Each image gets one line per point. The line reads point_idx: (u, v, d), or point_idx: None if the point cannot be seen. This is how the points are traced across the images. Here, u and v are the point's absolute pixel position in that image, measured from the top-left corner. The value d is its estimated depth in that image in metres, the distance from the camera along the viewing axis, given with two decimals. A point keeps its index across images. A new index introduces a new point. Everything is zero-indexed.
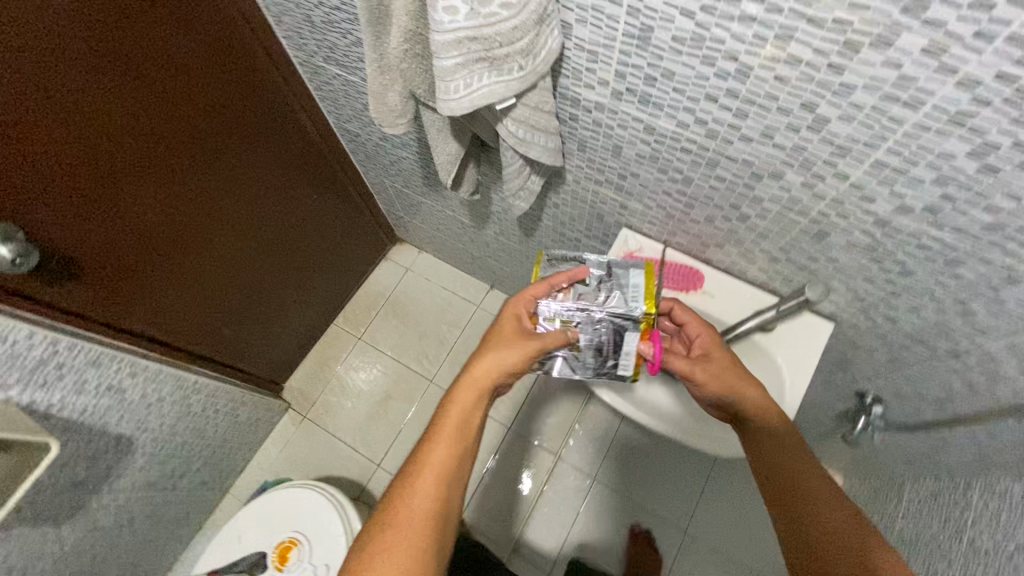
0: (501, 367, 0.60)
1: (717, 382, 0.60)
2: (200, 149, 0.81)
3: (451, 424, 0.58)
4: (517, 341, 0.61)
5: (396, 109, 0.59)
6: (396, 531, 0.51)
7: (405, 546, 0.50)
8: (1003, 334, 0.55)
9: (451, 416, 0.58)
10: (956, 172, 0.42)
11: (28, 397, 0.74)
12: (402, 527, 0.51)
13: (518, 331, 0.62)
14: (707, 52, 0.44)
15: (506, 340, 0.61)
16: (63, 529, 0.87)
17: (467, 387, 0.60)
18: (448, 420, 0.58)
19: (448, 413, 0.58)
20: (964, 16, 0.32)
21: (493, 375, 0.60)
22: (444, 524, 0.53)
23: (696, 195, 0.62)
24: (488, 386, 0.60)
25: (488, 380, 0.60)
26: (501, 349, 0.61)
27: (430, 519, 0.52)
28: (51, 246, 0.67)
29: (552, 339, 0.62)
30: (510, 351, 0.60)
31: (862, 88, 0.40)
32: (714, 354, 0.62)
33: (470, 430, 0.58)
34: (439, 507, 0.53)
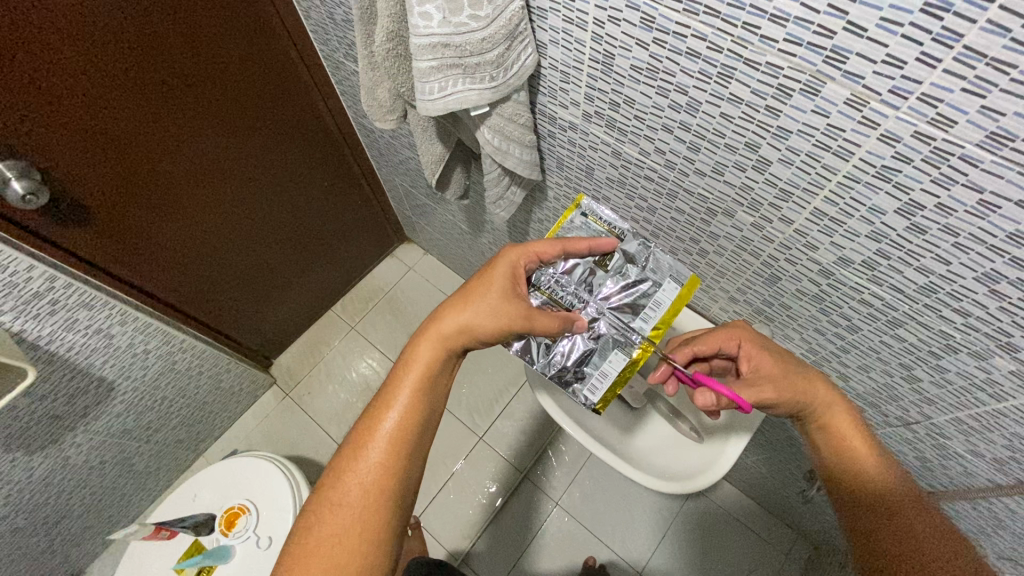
0: (471, 326, 0.57)
1: (793, 393, 0.55)
2: (217, 120, 0.86)
3: (405, 390, 0.56)
4: (495, 301, 0.57)
5: (384, 104, 0.63)
6: (347, 502, 0.51)
7: (355, 519, 0.51)
8: (949, 406, 0.54)
9: (405, 382, 0.56)
10: (888, 229, 0.43)
11: (19, 325, 0.80)
12: (352, 500, 0.51)
13: (503, 294, 0.57)
14: (661, 83, 0.46)
15: (488, 303, 0.57)
16: (33, 458, 0.93)
17: (428, 348, 0.57)
18: (401, 386, 0.56)
19: (403, 377, 0.56)
20: (878, 72, 0.34)
21: (460, 336, 0.57)
22: (397, 495, 0.53)
23: (660, 225, 0.63)
24: (453, 346, 0.58)
25: (453, 341, 0.57)
26: (476, 314, 0.56)
27: (382, 493, 0.52)
28: (62, 192, 0.73)
29: (545, 317, 0.57)
30: (485, 310, 0.56)
31: (797, 133, 0.41)
32: (762, 361, 0.58)
33: (424, 396, 0.56)
34: (392, 478, 0.53)
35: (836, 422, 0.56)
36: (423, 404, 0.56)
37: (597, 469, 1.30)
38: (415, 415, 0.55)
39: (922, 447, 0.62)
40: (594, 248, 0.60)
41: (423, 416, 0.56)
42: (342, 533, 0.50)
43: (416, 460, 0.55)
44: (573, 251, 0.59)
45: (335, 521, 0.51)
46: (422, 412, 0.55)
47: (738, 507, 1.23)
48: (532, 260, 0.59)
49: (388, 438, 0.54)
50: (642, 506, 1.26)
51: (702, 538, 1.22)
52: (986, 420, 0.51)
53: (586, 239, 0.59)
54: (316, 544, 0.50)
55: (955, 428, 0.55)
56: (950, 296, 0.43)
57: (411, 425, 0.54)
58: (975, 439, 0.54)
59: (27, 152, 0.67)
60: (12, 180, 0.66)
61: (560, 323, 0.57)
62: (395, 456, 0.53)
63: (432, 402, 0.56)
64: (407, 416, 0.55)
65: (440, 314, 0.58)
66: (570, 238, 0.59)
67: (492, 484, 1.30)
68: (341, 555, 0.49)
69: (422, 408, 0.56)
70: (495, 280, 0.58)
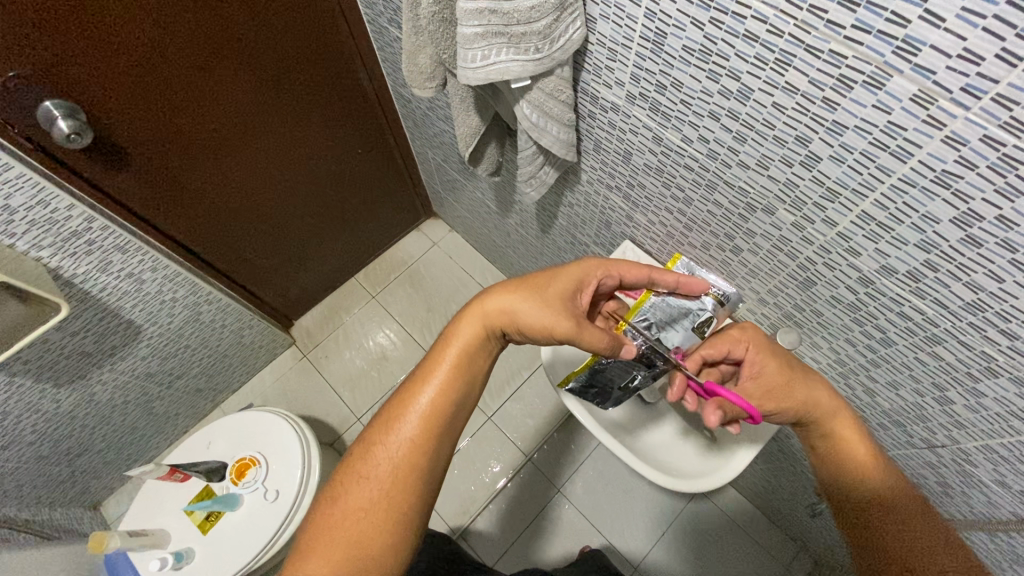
0: (517, 311, 0.57)
1: (789, 400, 0.56)
2: (262, 82, 0.87)
3: (443, 365, 0.57)
4: (553, 299, 0.57)
5: (425, 71, 0.62)
6: (379, 473, 0.53)
7: (382, 493, 0.52)
8: (980, 432, 0.51)
9: (444, 358, 0.57)
10: (939, 240, 0.40)
11: (56, 262, 0.82)
12: (381, 472, 0.53)
13: (563, 297, 0.57)
14: (713, 67, 0.44)
15: (545, 297, 0.57)
16: (62, 391, 0.97)
17: (468, 323, 0.58)
18: (440, 363, 0.57)
19: (444, 354, 0.58)
20: (951, 68, 0.31)
21: (503, 317, 0.58)
22: (425, 477, 0.53)
23: (694, 218, 0.61)
24: (493, 327, 0.59)
25: (495, 322, 0.58)
26: (527, 303, 0.57)
27: (411, 470, 0.53)
28: (103, 136, 0.74)
29: (593, 332, 0.56)
30: (540, 304, 0.57)
31: (853, 129, 0.39)
32: (765, 367, 0.58)
33: (460, 374, 0.57)
34: (419, 455, 0.54)
35: (836, 427, 0.56)
36: (457, 384, 0.57)
37: (603, 461, 1.29)
38: (450, 394, 0.56)
39: (944, 472, 0.60)
40: (681, 284, 0.61)
41: (456, 398, 0.56)
42: (369, 506, 0.51)
43: (446, 442, 0.56)
44: (662, 283, 0.62)
45: (363, 493, 0.52)
46: (458, 391, 0.57)
47: (740, 513, 1.22)
48: (609, 277, 0.61)
49: (422, 413, 0.55)
50: (644, 502, 1.25)
51: (701, 538, 1.21)
52: (1019, 450, 0.49)
53: (676, 274, 0.62)
54: (342, 514, 0.51)
55: (983, 456, 0.53)
56: (999, 316, 0.41)
57: (445, 405, 0.56)
58: (1004, 469, 0.52)
59: (76, 95, 0.68)
60: (58, 120, 0.67)
61: (605, 343, 0.57)
62: (425, 433, 0.54)
63: (468, 382, 0.57)
64: (442, 395, 0.56)
65: (490, 292, 0.59)
66: (660, 270, 0.61)
67: (496, 464, 1.31)
68: (365, 528, 0.50)
69: (457, 388, 0.57)
70: (560, 279, 0.58)
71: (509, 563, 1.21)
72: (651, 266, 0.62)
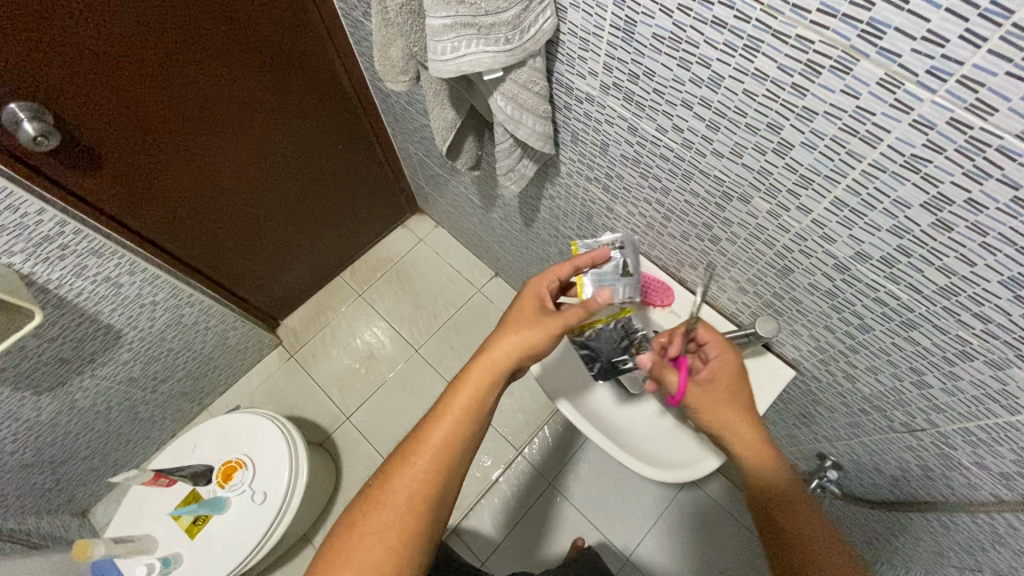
0: (519, 348, 0.58)
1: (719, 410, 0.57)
2: (236, 80, 0.86)
3: (455, 405, 0.56)
4: (539, 323, 0.59)
5: (398, 65, 0.61)
6: (396, 507, 0.52)
7: (398, 521, 0.51)
8: (958, 415, 0.51)
9: (456, 396, 0.56)
10: (911, 225, 0.40)
11: (29, 267, 0.81)
12: (399, 502, 0.52)
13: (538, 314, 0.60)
14: (683, 55, 0.43)
15: (528, 322, 0.59)
16: (42, 399, 0.96)
17: (477, 373, 0.58)
18: (454, 399, 0.56)
19: (456, 393, 0.56)
20: (916, 50, 0.31)
21: (511, 360, 0.58)
22: (438, 507, 0.53)
23: (672, 208, 0.61)
24: (501, 370, 0.58)
25: (503, 367, 0.58)
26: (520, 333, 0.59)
27: (427, 500, 0.53)
28: (72, 137, 0.73)
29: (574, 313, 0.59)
30: (531, 332, 0.59)
31: (824, 115, 0.39)
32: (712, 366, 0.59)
33: (474, 411, 0.56)
34: (436, 489, 0.53)
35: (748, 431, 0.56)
36: (473, 419, 0.56)
37: (593, 453, 1.30)
38: (466, 429, 0.55)
39: (925, 455, 0.60)
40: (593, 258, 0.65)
41: (471, 432, 0.56)
42: (385, 533, 0.51)
43: (458, 474, 0.55)
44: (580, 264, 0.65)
45: (380, 519, 0.51)
46: (472, 426, 0.56)
47: (730, 501, 1.23)
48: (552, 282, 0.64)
49: (438, 447, 0.54)
50: (635, 493, 1.26)
51: (692, 526, 1.22)
52: (996, 432, 0.49)
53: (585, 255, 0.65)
54: (359, 538, 0.51)
55: (962, 439, 0.53)
56: (972, 299, 0.41)
57: (459, 438, 0.55)
58: (982, 451, 0.53)
59: (41, 96, 0.67)
60: (24, 121, 0.66)
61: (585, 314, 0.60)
62: (442, 469, 0.54)
63: (481, 418, 0.57)
64: (457, 430, 0.55)
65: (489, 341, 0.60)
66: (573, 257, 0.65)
67: (487, 459, 1.31)
68: (380, 554, 0.50)
69: (473, 423, 0.56)
70: (527, 304, 0.62)
71: (502, 557, 1.21)
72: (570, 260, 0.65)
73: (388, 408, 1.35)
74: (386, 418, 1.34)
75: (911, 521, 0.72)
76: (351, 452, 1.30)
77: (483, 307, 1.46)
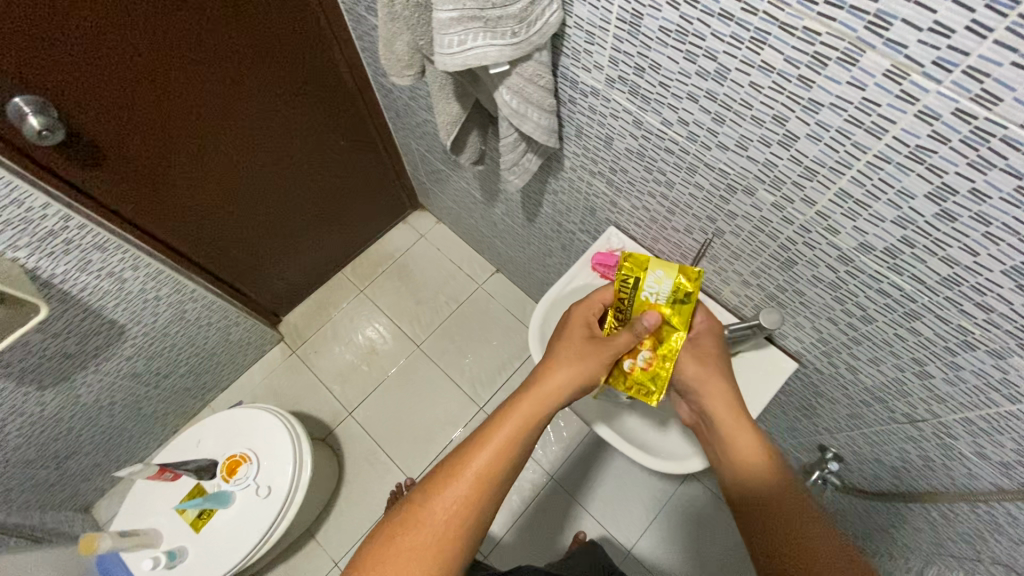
0: (573, 378, 0.59)
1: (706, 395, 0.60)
2: (240, 74, 0.86)
3: (508, 427, 0.56)
4: (591, 357, 0.60)
5: (403, 59, 0.61)
6: (434, 525, 0.51)
7: (436, 539, 0.51)
8: (959, 405, 0.52)
9: (506, 421, 0.56)
10: (915, 215, 0.41)
11: (34, 262, 0.81)
12: (446, 505, 0.52)
13: (593, 348, 0.61)
14: (690, 47, 0.44)
15: (583, 355, 0.61)
16: (45, 394, 0.96)
17: (528, 403, 0.58)
18: (503, 423, 0.56)
19: (506, 418, 0.57)
20: (922, 42, 0.32)
21: (566, 391, 0.59)
22: (477, 532, 0.52)
23: (676, 201, 0.61)
24: (552, 399, 0.58)
25: (560, 395, 0.59)
26: (578, 365, 0.60)
27: (467, 521, 0.52)
28: (76, 131, 0.73)
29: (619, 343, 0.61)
30: (584, 365, 0.60)
31: (829, 107, 0.39)
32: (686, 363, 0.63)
33: (522, 438, 0.56)
34: (478, 510, 0.52)
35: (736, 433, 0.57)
36: (519, 447, 0.56)
37: (594, 447, 1.31)
38: (510, 456, 0.55)
39: (926, 446, 0.61)
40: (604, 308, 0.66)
41: (516, 460, 0.55)
42: (422, 549, 0.50)
43: (499, 499, 0.54)
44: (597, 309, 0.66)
45: (417, 535, 0.51)
46: (517, 454, 0.55)
47: None
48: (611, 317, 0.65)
49: (482, 471, 0.54)
50: (636, 486, 1.27)
51: (692, 519, 1.23)
52: (997, 421, 0.50)
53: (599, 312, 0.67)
54: (397, 551, 0.50)
55: (963, 428, 0.54)
56: (974, 289, 0.41)
57: (505, 461, 0.55)
58: (982, 441, 0.53)
59: (46, 90, 0.67)
60: (29, 115, 0.66)
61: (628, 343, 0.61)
62: (485, 492, 0.53)
63: (528, 445, 0.56)
64: (503, 456, 0.54)
65: (549, 366, 0.60)
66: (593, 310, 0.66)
67: None
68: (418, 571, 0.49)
69: (518, 451, 0.55)
70: (580, 336, 0.63)
71: (503, 551, 1.22)
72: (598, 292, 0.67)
73: (390, 403, 1.36)
74: (388, 413, 1.34)
75: (911, 512, 0.73)
76: (354, 447, 1.31)
77: (485, 303, 1.46)
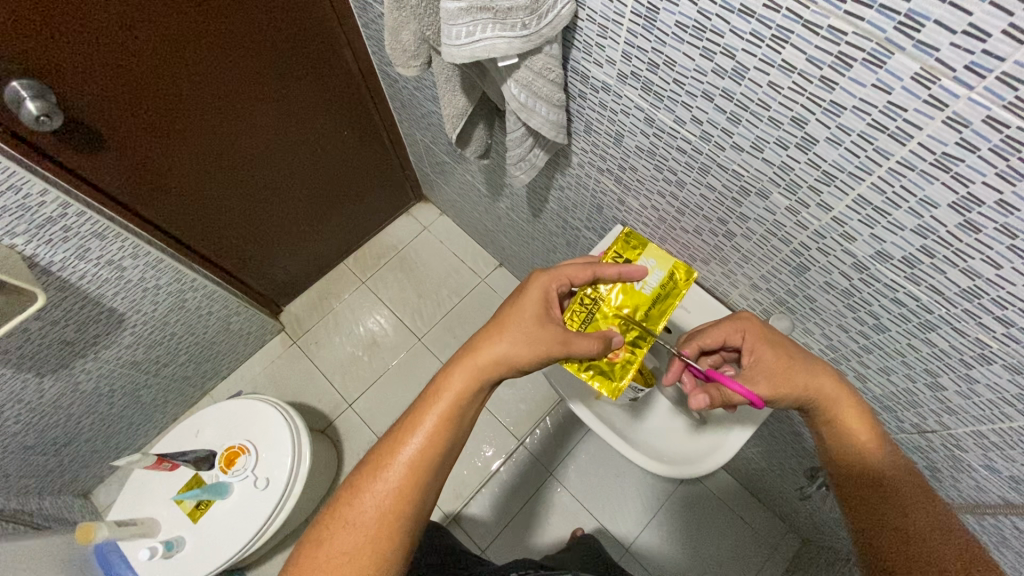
0: (508, 358, 0.55)
1: (791, 386, 0.56)
2: (242, 60, 0.84)
3: (434, 414, 0.54)
4: (530, 334, 0.56)
5: (409, 49, 0.60)
6: (362, 523, 0.51)
7: (368, 540, 0.50)
8: (971, 418, 0.51)
9: (432, 409, 0.54)
10: (937, 225, 0.39)
11: (32, 249, 0.80)
12: (376, 503, 0.51)
13: (532, 320, 0.56)
14: (707, 44, 0.42)
15: (522, 331, 0.56)
16: (44, 380, 0.96)
17: (458, 381, 0.55)
18: (427, 412, 0.54)
19: (431, 405, 0.54)
20: (955, 45, 0.30)
21: (499, 369, 0.56)
22: (412, 524, 0.52)
23: (687, 202, 0.60)
24: (485, 379, 0.56)
25: (490, 375, 0.56)
26: (514, 344, 0.55)
27: (398, 516, 0.52)
28: (74, 116, 0.71)
29: (582, 340, 0.57)
30: (522, 344, 0.55)
31: (852, 110, 0.37)
32: (763, 355, 0.57)
33: (449, 424, 0.54)
34: (408, 504, 0.52)
35: (841, 413, 0.55)
36: (447, 435, 0.54)
37: (594, 444, 1.30)
38: (438, 444, 0.54)
39: (934, 457, 0.60)
40: (623, 274, 0.61)
41: (445, 448, 0.54)
42: (353, 552, 0.50)
43: (433, 488, 0.54)
44: (604, 278, 0.60)
45: (347, 539, 0.50)
46: (445, 442, 0.54)
47: (731, 495, 1.24)
48: (562, 285, 0.59)
49: (409, 464, 0.53)
50: (636, 485, 1.26)
51: (690, 518, 1.23)
52: (1009, 436, 0.49)
53: (616, 266, 0.60)
54: (327, 558, 0.50)
55: (973, 442, 0.53)
56: (995, 302, 0.40)
57: (434, 451, 0.53)
58: (993, 455, 0.52)
59: (44, 74, 0.65)
60: (26, 101, 0.64)
61: (596, 346, 0.57)
62: (413, 484, 0.52)
63: (457, 430, 0.55)
64: (430, 446, 0.53)
65: (477, 344, 0.56)
66: (600, 264, 0.60)
67: (488, 448, 1.31)
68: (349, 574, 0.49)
69: (446, 436, 0.54)
70: (527, 306, 0.57)
71: (500, 546, 1.22)
72: (594, 262, 0.61)
73: (390, 396, 1.35)
74: (388, 405, 1.34)
75: None
76: (353, 438, 1.30)
77: (487, 297, 1.45)
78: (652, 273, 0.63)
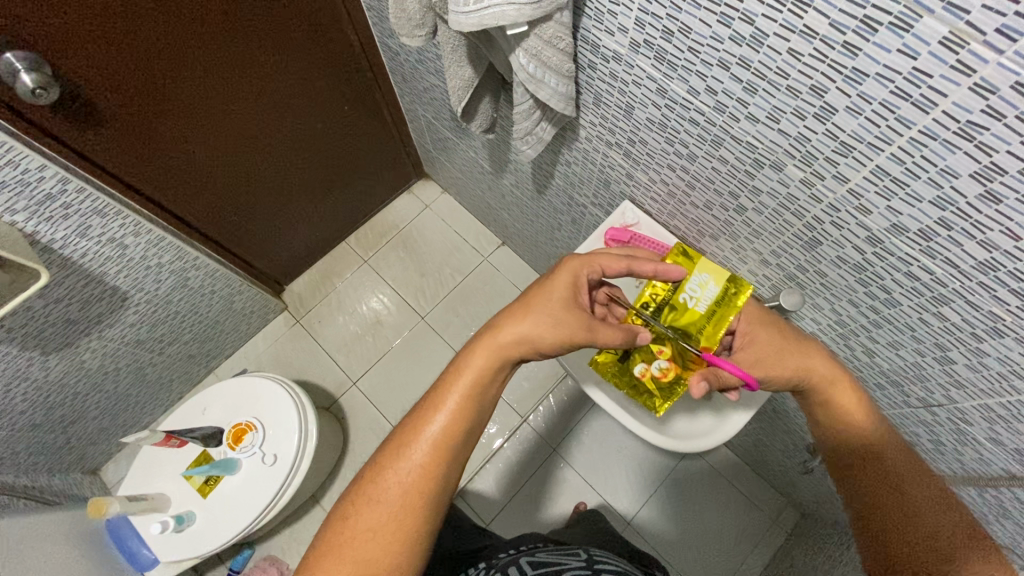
0: (532, 339, 0.55)
1: (782, 368, 0.56)
2: (240, 31, 0.82)
3: (455, 392, 0.54)
4: (557, 317, 0.56)
5: (415, 18, 0.58)
6: (386, 501, 0.51)
7: (392, 518, 0.51)
8: (979, 391, 0.51)
9: (454, 386, 0.54)
10: (957, 196, 0.38)
11: (32, 227, 0.79)
12: (400, 481, 0.52)
13: (559, 304, 0.56)
14: (725, 10, 0.41)
15: (549, 313, 0.56)
16: (49, 359, 0.96)
17: (480, 359, 0.55)
18: (449, 391, 0.54)
19: (453, 382, 0.55)
20: (987, 6, 0.29)
21: (521, 349, 0.56)
22: (435, 502, 0.52)
23: (697, 175, 0.59)
24: (507, 359, 0.56)
25: (511, 355, 0.56)
26: (537, 324, 0.55)
27: (422, 495, 0.52)
28: (68, 88, 0.69)
29: (607, 330, 0.57)
30: (547, 326, 0.55)
31: (875, 77, 0.37)
32: (757, 336, 0.58)
33: (470, 403, 0.54)
34: (431, 483, 0.52)
35: (836, 396, 0.55)
36: (469, 413, 0.54)
37: (598, 422, 1.31)
38: (460, 423, 0.54)
39: (938, 431, 0.60)
40: (660, 272, 0.60)
41: (468, 427, 0.54)
42: (378, 529, 0.50)
43: (456, 467, 0.54)
44: (640, 273, 0.60)
45: (372, 517, 0.51)
46: (468, 421, 0.54)
47: (732, 470, 1.25)
48: (595, 272, 0.59)
49: (433, 442, 0.53)
50: (638, 461, 1.28)
51: (694, 494, 1.24)
52: (1017, 409, 0.49)
53: (654, 263, 0.60)
54: (352, 535, 0.50)
55: (980, 415, 0.53)
56: (1011, 275, 0.39)
57: (456, 431, 0.54)
58: (999, 428, 0.53)
59: (36, 44, 0.63)
60: (21, 72, 0.63)
61: (620, 338, 0.58)
62: (437, 462, 0.53)
63: (479, 409, 0.55)
64: (452, 424, 0.53)
65: (499, 323, 0.56)
66: (638, 260, 0.60)
67: (492, 426, 1.32)
68: (374, 551, 0.49)
69: (469, 415, 0.54)
70: (556, 288, 0.57)
71: (503, 520, 1.24)
72: (630, 257, 0.61)
73: (395, 374, 1.36)
74: (394, 383, 1.35)
75: None
76: (359, 416, 1.31)
77: (490, 276, 1.44)
78: (706, 288, 0.61)
